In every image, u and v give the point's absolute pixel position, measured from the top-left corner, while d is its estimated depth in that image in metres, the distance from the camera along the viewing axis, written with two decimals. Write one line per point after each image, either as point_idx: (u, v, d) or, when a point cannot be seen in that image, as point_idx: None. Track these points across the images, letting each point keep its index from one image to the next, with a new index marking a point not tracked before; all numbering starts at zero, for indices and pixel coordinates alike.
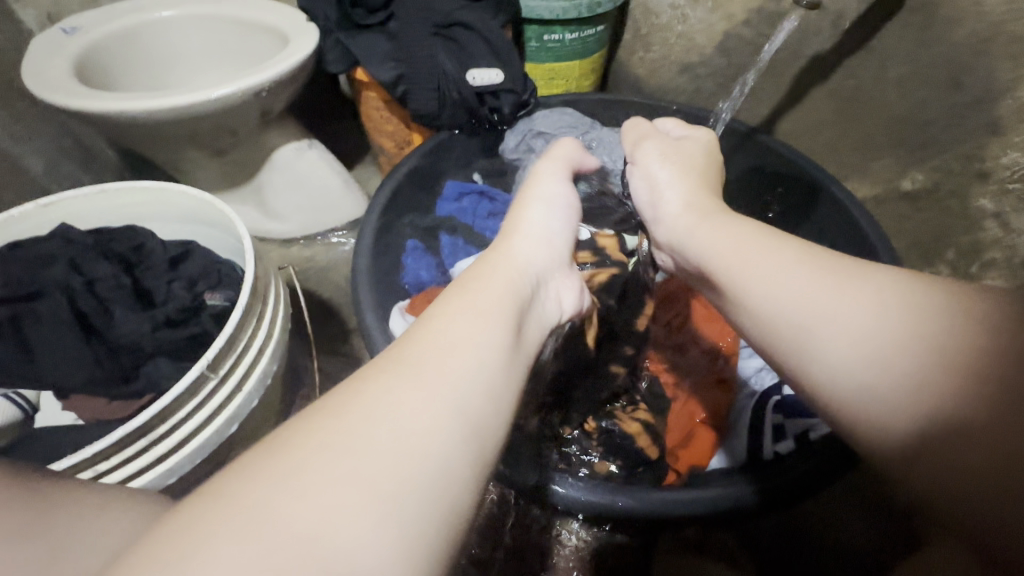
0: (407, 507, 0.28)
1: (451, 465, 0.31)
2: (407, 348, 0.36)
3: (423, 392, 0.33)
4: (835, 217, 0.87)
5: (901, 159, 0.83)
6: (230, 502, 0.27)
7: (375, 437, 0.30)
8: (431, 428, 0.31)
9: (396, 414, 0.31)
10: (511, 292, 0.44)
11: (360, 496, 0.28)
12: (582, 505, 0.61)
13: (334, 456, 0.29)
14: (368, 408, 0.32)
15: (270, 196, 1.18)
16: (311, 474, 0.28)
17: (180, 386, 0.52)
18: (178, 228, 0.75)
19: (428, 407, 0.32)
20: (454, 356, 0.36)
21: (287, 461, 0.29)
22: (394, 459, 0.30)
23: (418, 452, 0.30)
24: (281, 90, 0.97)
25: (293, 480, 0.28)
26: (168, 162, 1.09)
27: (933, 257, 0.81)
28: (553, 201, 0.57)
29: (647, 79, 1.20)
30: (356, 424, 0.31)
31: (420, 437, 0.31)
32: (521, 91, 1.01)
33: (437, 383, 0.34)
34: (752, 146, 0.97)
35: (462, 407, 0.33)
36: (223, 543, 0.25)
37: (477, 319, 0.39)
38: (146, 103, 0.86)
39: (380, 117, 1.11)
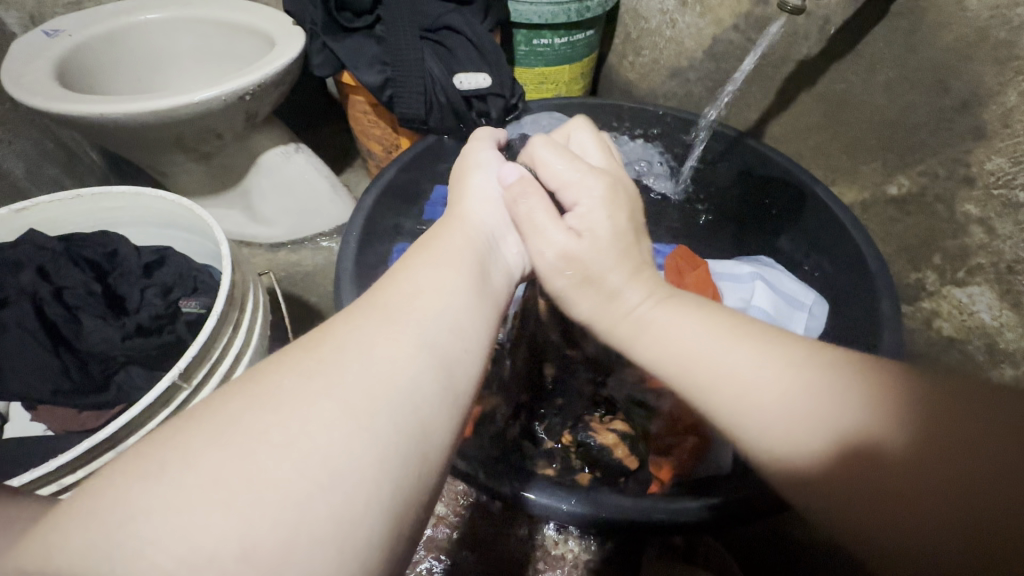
0: (386, 429, 0.31)
1: (424, 393, 0.34)
2: (377, 294, 0.40)
3: (394, 328, 0.36)
4: (822, 220, 0.87)
5: (889, 164, 0.82)
6: (191, 442, 0.28)
7: (350, 367, 0.32)
8: (403, 358, 0.34)
9: (367, 348, 0.34)
10: (474, 255, 0.48)
11: (338, 420, 0.30)
12: (563, 515, 0.60)
13: (311, 382, 0.31)
14: (340, 342, 0.34)
15: (256, 200, 1.17)
16: (269, 417, 0.29)
17: (150, 395, 0.50)
18: (155, 234, 0.74)
19: (398, 340, 0.35)
20: (421, 300, 0.39)
21: (266, 387, 0.31)
22: (360, 392, 0.31)
23: (392, 378, 0.33)
24: (266, 94, 0.96)
25: (270, 404, 0.30)
26: (151, 166, 1.08)
27: (921, 261, 0.81)
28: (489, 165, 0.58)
29: (638, 83, 1.20)
30: (330, 354, 0.33)
31: (392, 366, 0.34)
32: (509, 95, 1.00)
33: (399, 325, 0.36)
34: (741, 149, 0.97)
35: (431, 341, 0.36)
36: (208, 452, 0.27)
37: (439, 272, 0.43)
38: (126, 107, 0.85)
39: (368, 121, 1.10)
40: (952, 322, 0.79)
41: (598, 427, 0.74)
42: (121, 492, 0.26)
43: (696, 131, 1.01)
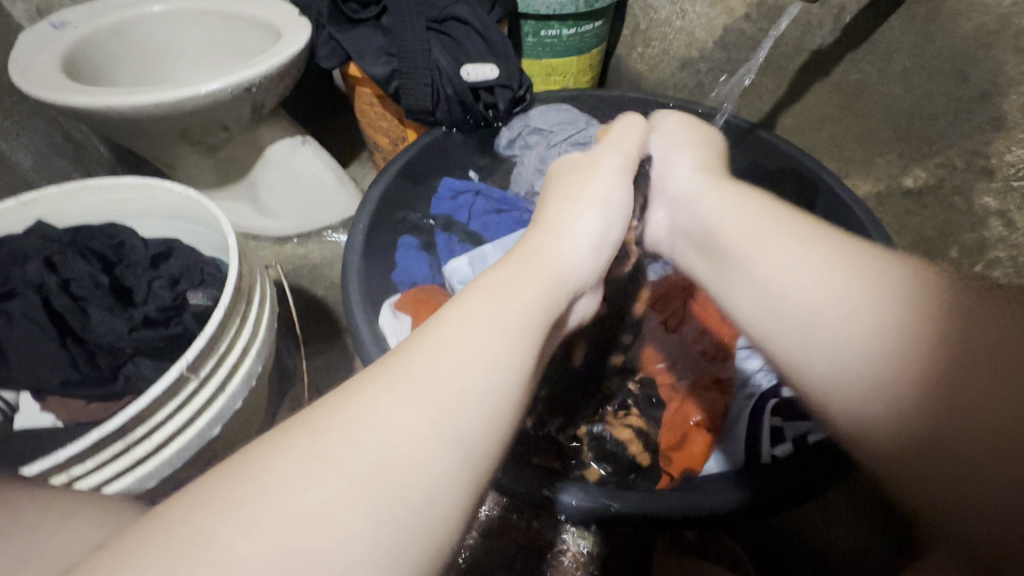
0: (379, 549, 0.25)
1: (436, 500, 0.28)
2: (408, 354, 0.34)
3: (418, 413, 0.30)
4: (836, 212, 0.86)
5: (905, 155, 0.81)
6: (154, 554, 0.23)
7: (356, 462, 0.27)
8: (420, 459, 0.28)
9: (382, 438, 0.28)
10: (533, 293, 0.40)
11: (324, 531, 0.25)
12: (570, 509, 0.59)
13: (319, 469, 0.27)
14: (354, 426, 0.29)
15: (264, 193, 1.17)
16: (261, 509, 0.25)
17: (158, 387, 0.50)
18: (162, 226, 0.74)
19: (421, 431, 0.29)
20: (456, 376, 0.32)
21: (253, 485, 0.26)
22: (369, 484, 0.27)
23: (404, 481, 0.27)
24: (272, 86, 0.95)
25: (253, 511, 0.25)
26: (158, 159, 1.08)
27: (937, 255, 0.79)
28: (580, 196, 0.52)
29: (647, 74, 1.19)
30: (339, 443, 0.28)
31: (406, 464, 0.28)
32: (517, 86, 0.98)
33: (425, 402, 0.30)
34: (752, 141, 0.96)
35: (460, 428, 0.30)
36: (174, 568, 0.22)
37: (484, 330, 0.35)
38: (131, 99, 0.84)
39: (375, 113, 1.09)
40: None
41: (612, 420, 0.73)
42: None
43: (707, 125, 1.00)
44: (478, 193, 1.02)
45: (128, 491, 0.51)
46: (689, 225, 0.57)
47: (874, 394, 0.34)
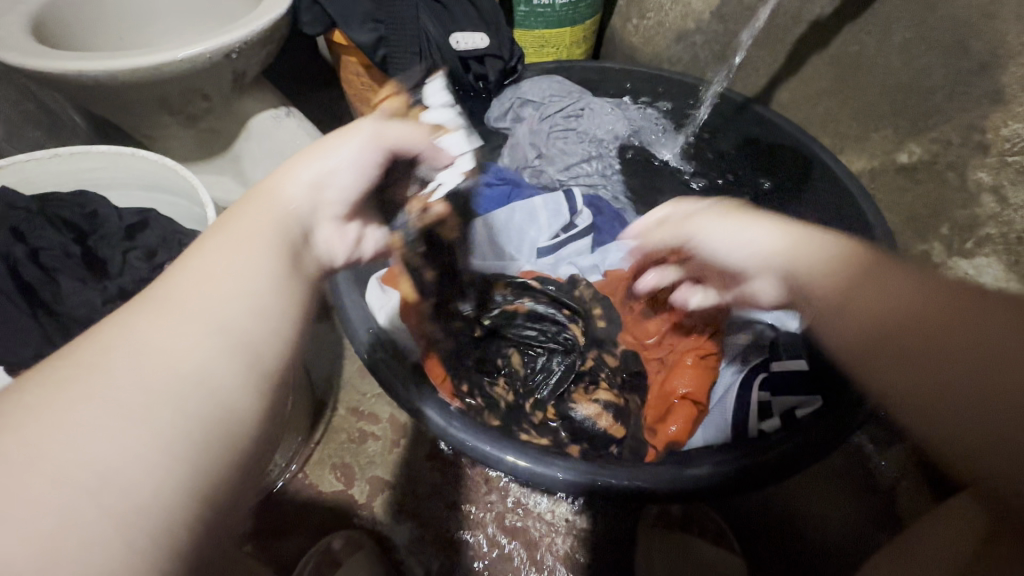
0: (178, 422, 0.31)
1: (223, 381, 0.34)
2: (154, 288, 0.37)
3: (179, 326, 0.35)
4: (829, 188, 0.85)
5: (901, 131, 0.79)
6: None
7: (118, 374, 0.31)
8: (196, 354, 0.34)
9: (147, 350, 0.33)
10: (287, 226, 0.44)
11: (118, 427, 0.29)
12: (555, 483, 0.60)
13: (87, 402, 0.29)
14: (111, 347, 0.33)
15: (248, 167, 1.14)
16: (29, 449, 0.27)
17: None
18: (138, 197, 0.71)
19: (185, 336, 0.34)
20: (206, 290, 0.37)
21: (25, 408, 0.29)
22: (142, 394, 0.31)
23: (179, 373, 0.33)
24: (253, 52, 0.92)
25: (29, 428, 0.28)
26: (135, 129, 1.04)
27: (928, 231, 0.78)
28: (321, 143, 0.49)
29: (642, 47, 1.15)
30: (101, 359, 0.32)
31: (180, 359, 0.33)
32: (507, 57, 0.97)
33: (180, 323, 0.35)
34: (747, 116, 0.94)
35: (221, 330, 0.36)
36: None
37: (240, 255, 0.40)
38: (103, 65, 0.81)
39: (363, 85, 1.06)
40: None
41: (579, 397, 0.72)
42: None
43: (703, 100, 0.99)
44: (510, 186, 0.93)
45: None
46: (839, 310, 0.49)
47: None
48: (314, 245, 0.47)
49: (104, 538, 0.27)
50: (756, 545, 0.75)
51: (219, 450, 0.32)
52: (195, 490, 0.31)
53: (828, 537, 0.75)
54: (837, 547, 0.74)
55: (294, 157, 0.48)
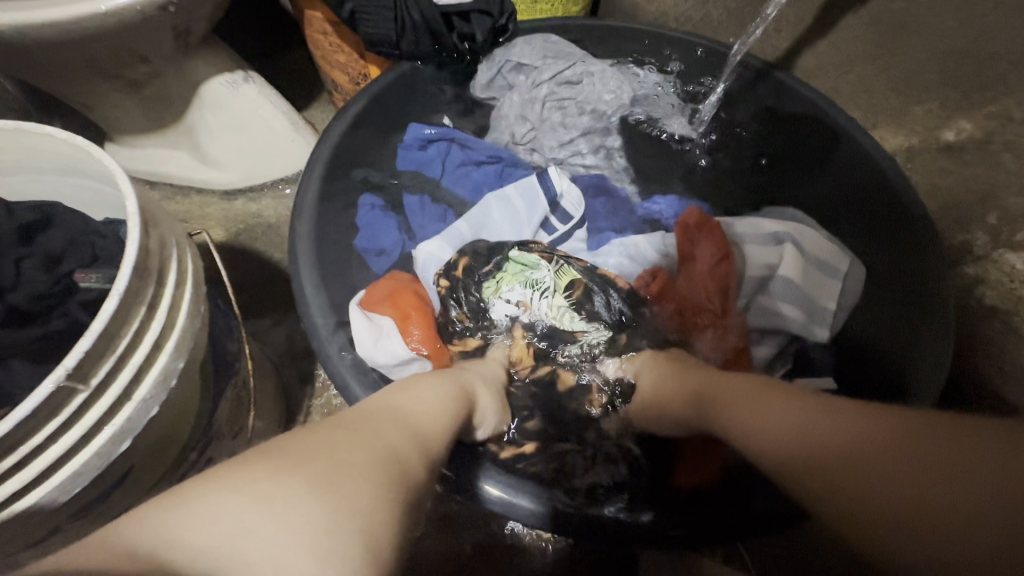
0: (387, 478, 0.36)
1: (411, 465, 0.39)
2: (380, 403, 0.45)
3: (393, 417, 0.42)
4: (853, 165, 0.77)
5: (948, 103, 0.69)
6: (281, 498, 0.32)
7: (379, 444, 0.39)
8: (402, 439, 0.40)
9: (376, 422, 0.41)
10: (457, 392, 0.53)
11: (372, 484, 0.35)
12: (516, 511, 0.56)
13: (362, 457, 0.37)
14: (353, 416, 0.41)
15: (204, 139, 1.01)
16: (329, 476, 0.34)
17: (27, 405, 0.38)
18: (50, 185, 0.58)
19: (397, 420, 0.42)
20: (417, 417, 0.44)
21: (296, 437, 0.37)
22: (388, 467, 0.37)
23: (393, 441, 0.40)
24: (196, 5, 0.78)
25: (300, 446, 0.36)
26: (65, 98, 0.90)
27: (972, 220, 0.69)
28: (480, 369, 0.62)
29: (645, 4, 1.01)
30: (347, 419, 0.40)
31: (394, 435, 0.40)
32: (496, 13, 0.83)
33: (405, 428, 0.42)
34: (768, 84, 0.84)
35: (428, 447, 0.42)
36: (299, 509, 0.32)
37: (434, 404, 0.47)
38: (10, 17, 0.67)
39: (330, 44, 0.92)
40: (998, 291, 0.66)
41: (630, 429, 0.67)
42: (242, 510, 0.31)
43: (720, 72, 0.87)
44: (500, 164, 0.88)
45: (11, 520, 0.41)
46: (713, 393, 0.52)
47: None
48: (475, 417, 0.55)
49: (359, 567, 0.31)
50: None
51: (401, 514, 0.36)
52: (374, 540, 0.33)
53: None
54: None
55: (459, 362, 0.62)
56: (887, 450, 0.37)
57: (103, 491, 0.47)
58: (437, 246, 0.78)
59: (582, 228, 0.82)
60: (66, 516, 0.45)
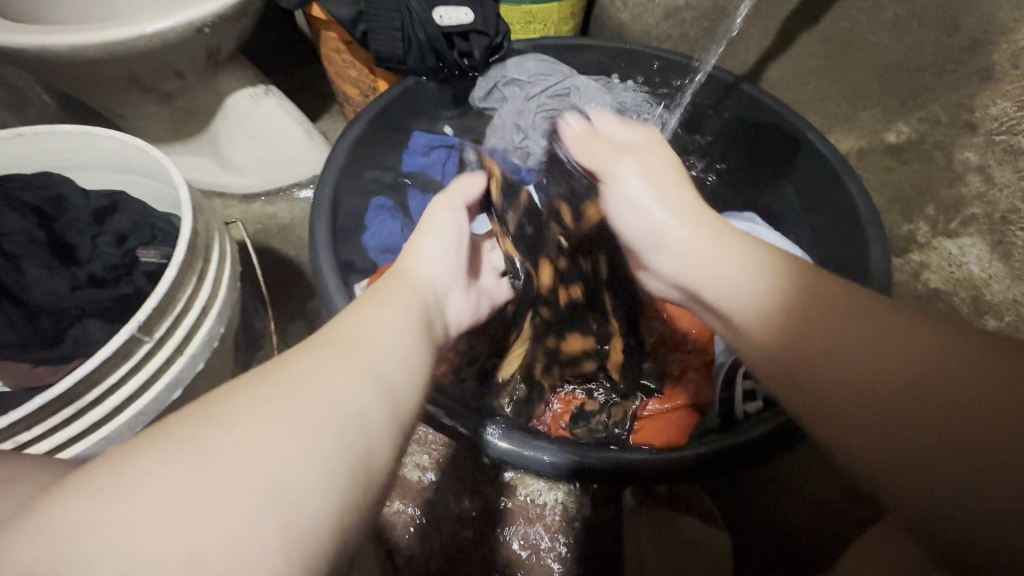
0: (333, 455, 0.29)
1: (365, 413, 0.33)
2: (324, 333, 0.38)
3: (342, 362, 0.35)
4: (813, 168, 0.84)
5: (889, 110, 0.78)
6: (154, 479, 0.26)
7: (300, 390, 0.32)
8: (343, 381, 0.33)
9: (319, 376, 0.33)
10: (416, 296, 0.48)
11: (292, 440, 0.29)
12: (533, 462, 0.62)
13: (278, 409, 0.30)
14: (290, 368, 0.33)
15: (227, 147, 1.10)
16: (226, 437, 0.28)
17: (107, 349, 0.46)
18: (109, 179, 0.67)
19: (349, 370, 0.35)
20: (368, 341, 0.38)
21: (209, 409, 0.30)
22: (312, 418, 0.30)
23: (339, 400, 0.32)
24: (227, 27, 0.88)
25: (212, 424, 0.29)
26: (105, 109, 1.00)
27: (914, 212, 0.77)
28: (443, 228, 0.58)
29: (631, 24, 1.10)
30: (280, 379, 0.32)
31: (340, 390, 0.33)
32: (493, 33, 0.93)
33: (348, 357, 0.36)
34: (736, 96, 0.92)
35: (381, 376, 0.36)
36: (184, 481, 0.26)
37: (388, 313, 0.42)
38: (67, 38, 0.77)
39: (344, 61, 1.02)
40: (941, 275, 0.75)
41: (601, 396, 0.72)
42: (96, 506, 0.25)
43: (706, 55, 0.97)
44: None
45: (87, 452, 0.49)
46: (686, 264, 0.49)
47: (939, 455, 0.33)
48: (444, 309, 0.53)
49: (270, 547, 0.25)
50: (748, 531, 0.74)
51: (347, 477, 0.29)
52: (295, 510, 0.26)
53: (823, 515, 0.73)
54: (823, 510, 0.74)
55: (415, 239, 0.58)
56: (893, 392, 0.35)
57: None
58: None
59: None
60: None
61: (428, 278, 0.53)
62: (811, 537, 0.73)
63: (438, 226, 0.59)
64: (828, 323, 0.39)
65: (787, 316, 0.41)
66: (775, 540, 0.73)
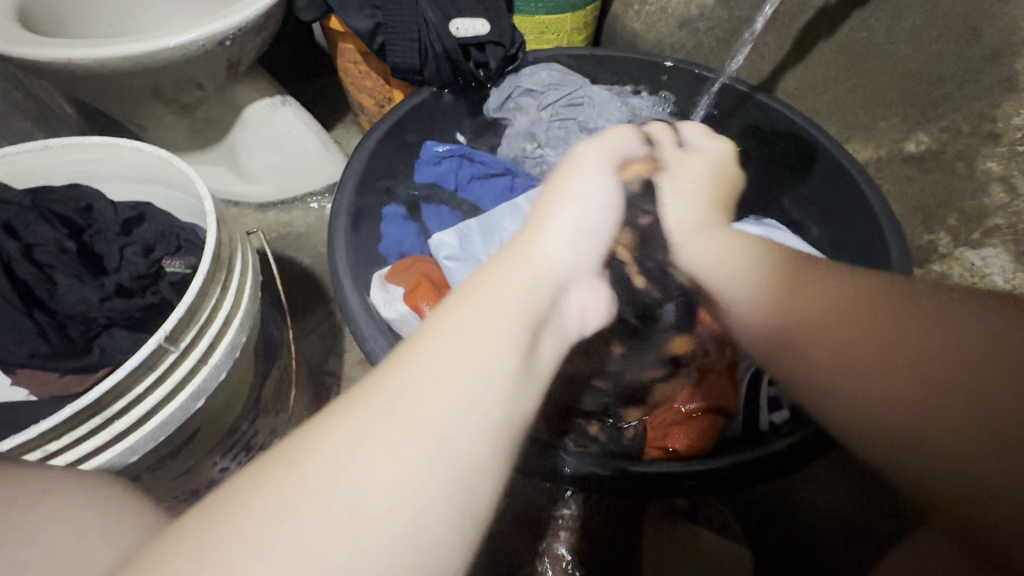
0: None
1: (423, 519, 0.27)
2: (398, 378, 0.32)
3: (402, 438, 0.29)
4: (831, 177, 0.83)
5: (909, 119, 0.78)
6: None
7: (351, 485, 0.27)
8: (398, 471, 0.28)
9: (361, 469, 0.28)
10: (519, 311, 0.39)
11: (333, 567, 0.25)
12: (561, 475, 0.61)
13: (313, 518, 0.26)
14: (329, 455, 0.28)
15: (245, 157, 1.12)
16: (249, 558, 0.25)
17: (134, 359, 0.47)
18: (134, 190, 0.69)
19: (405, 455, 0.29)
20: (445, 394, 0.31)
21: (230, 520, 0.26)
22: (351, 539, 0.26)
23: (397, 503, 0.27)
24: (248, 39, 0.89)
25: (229, 553, 0.25)
26: (128, 120, 1.01)
27: (934, 221, 0.77)
28: (575, 197, 0.53)
29: (644, 34, 1.11)
30: (320, 473, 0.28)
31: (394, 492, 0.27)
32: (508, 44, 0.94)
33: (414, 436, 0.29)
34: (751, 105, 0.91)
35: (452, 459, 0.29)
36: None
37: (480, 349, 0.34)
38: (93, 51, 0.78)
39: (360, 73, 1.03)
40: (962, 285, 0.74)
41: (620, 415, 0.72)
42: None
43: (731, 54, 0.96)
44: (510, 177, 0.98)
45: (111, 463, 0.49)
46: (676, 238, 0.61)
47: (889, 431, 0.39)
48: (555, 307, 0.44)
49: None
50: (768, 549, 0.74)
51: None
52: None
53: (844, 535, 0.73)
54: None
55: (538, 205, 0.52)
56: (887, 401, 0.40)
57: (174, 446, 0.56)
58: (451, 235, 0.85)
59: None
60: (146, 464, 0.54)
61: (549, 272, 0.44)
62: (834, 552, 0.72)
63: (540, 235, 0.48)
64: (849, 312, 0.44)
65: (811, 324, 0.45)
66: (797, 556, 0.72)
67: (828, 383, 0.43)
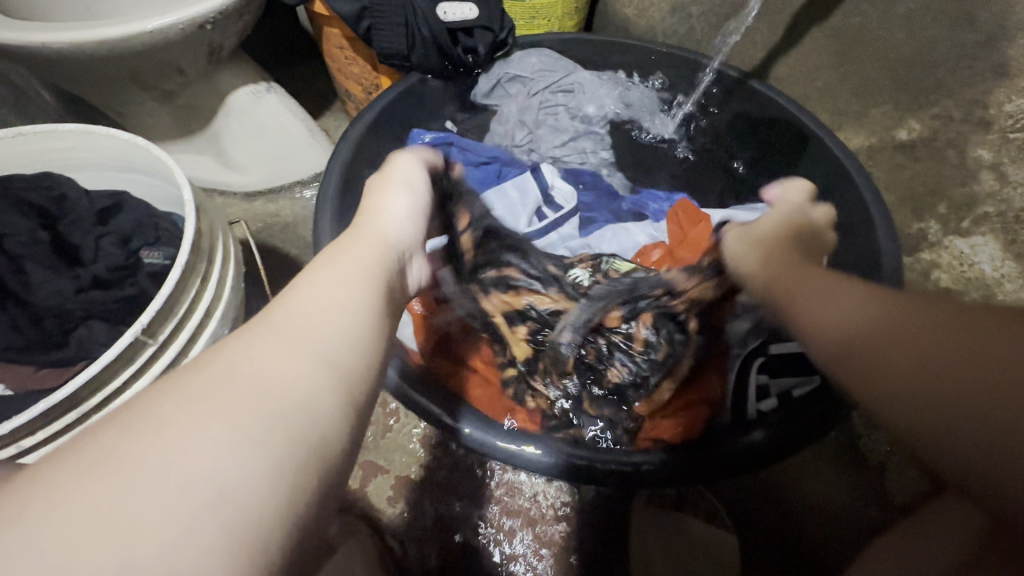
0: (264, 458, 0.27)
1: (313, 401, 0.31)
2: (270, 312, 0.36)
3: (285, 343, 0.33)
4: (822, 165, 0.83)
5: (901, 106, 0.77)
6: (56, 493, 0.24)
7: (239, 385, 0.30)
8: (284, 366, 0.31)
9: (254, 376, 0.30)
10: (378, 263, 0.43)
11: (225, 441, 0.27)
12: (537, 465, 0.60)
13: (207, 409, 0.28)
14: (218, 364, 0.31)
15: (229, 145, 1.10)
16: (143, 447, 0.26)
17: (110, 352, 0.46)
18: (110, 179, 0.67)
19: (294, 362, 0.32)
20: (316, 317, 0.35)
21: (118, 424, 0.27)
22: (246, 418, 0.28)
23: (282, 394, 0.30)
24: (229, 23, 0.87)
25: (121, 460, 0.25)
26: (106, 107, 0.99)
27: (925, 210, 0.76)
28: (414, 182, 0.57)
29: (636, 20, 1.09)
30: (211, 376, 0.30)
31: (282, 383, 0.31)
32: (497, 29, 0.92)
33: (294, 346, 0.33)
34: (743, 92, 0.91)
35: (330, 360, 0.33)
36: (83, 503, 0.24)
37: (343, 288, 0.39)
38: (68, 35, 0.76)
39: (346, 58, 1.01)
40: (951, 273, 0.75)
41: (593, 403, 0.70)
42: None
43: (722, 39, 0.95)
44: (499, 164, 0.93)
45: None
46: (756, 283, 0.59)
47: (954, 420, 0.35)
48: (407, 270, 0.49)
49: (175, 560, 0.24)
50: (756, 536, 0.73)
51: (283, 486, 0.27)
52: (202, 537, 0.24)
53: (831, 524, 0.73)
54: (834, 522, 0.73)
55: (381, 189, 0.55)
56: (946, 382, 0.36)
57: None
58: None
59: (574, 219, 0.87)
60: None
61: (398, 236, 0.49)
62: (820, 540, 0.72)
63: (390, 211, 0.52)
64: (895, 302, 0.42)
65: (868, 320, 0.42)
66: (784, 544, 0.72)
67: (888, 373, 0.38)
